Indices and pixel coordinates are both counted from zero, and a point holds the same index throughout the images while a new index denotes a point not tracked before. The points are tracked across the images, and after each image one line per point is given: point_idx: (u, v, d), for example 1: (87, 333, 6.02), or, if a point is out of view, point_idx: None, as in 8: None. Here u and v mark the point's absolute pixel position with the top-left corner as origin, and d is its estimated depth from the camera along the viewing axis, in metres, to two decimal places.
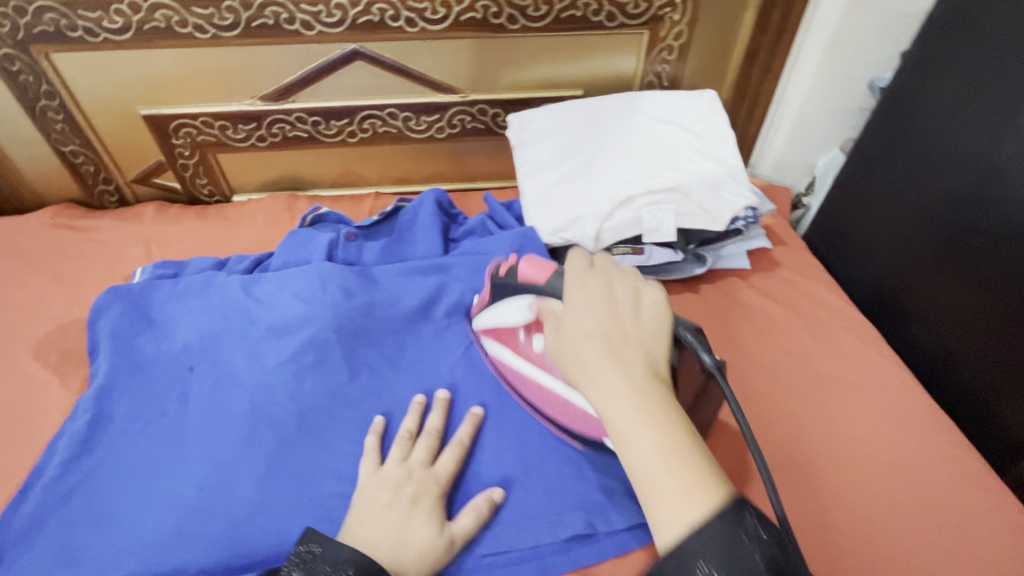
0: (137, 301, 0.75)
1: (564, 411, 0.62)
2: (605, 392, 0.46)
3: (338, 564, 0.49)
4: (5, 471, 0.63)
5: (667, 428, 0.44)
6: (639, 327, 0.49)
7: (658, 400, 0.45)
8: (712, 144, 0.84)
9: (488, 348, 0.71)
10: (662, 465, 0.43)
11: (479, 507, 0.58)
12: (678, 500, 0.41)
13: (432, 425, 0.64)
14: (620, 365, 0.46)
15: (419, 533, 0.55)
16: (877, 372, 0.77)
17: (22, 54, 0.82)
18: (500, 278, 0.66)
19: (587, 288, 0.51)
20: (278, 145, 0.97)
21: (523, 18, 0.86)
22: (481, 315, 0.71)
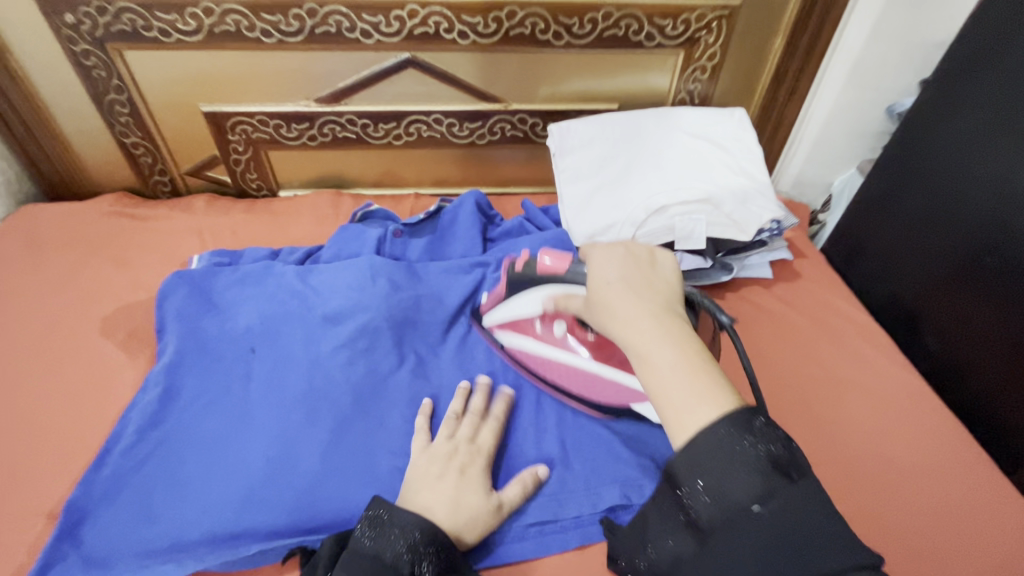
0: (200, 286, 0.80)
1: (591, 386, 0.70)
2: (625, 321, 0.49)
3: (405, 528, 0.53)
4: (80, 436, 0.68)
5: (683, 348, 0.47)
6: (654, 275, 0.54)
7: (674, 326, 0.49)
8: (742, 160, 0.89)
9: (503, 341, 0.76)
10: (678, 376, 0.45)
11: (524, 480, 0.63)
12: (690, 406, 0.44)
13: (477, 406, 0.68)
14: (639, 299, 0.50)
15: (472, 501, 0.59)
16: (893, 379, 0.82)
17: (98, 50, 0.88)
18: (518, 272, 0.72)
19: (603, 248, 0.57)
20: (327, 145, 1.02)
21: (568, 35, 0.92)
22: (494, 310, 0.76)
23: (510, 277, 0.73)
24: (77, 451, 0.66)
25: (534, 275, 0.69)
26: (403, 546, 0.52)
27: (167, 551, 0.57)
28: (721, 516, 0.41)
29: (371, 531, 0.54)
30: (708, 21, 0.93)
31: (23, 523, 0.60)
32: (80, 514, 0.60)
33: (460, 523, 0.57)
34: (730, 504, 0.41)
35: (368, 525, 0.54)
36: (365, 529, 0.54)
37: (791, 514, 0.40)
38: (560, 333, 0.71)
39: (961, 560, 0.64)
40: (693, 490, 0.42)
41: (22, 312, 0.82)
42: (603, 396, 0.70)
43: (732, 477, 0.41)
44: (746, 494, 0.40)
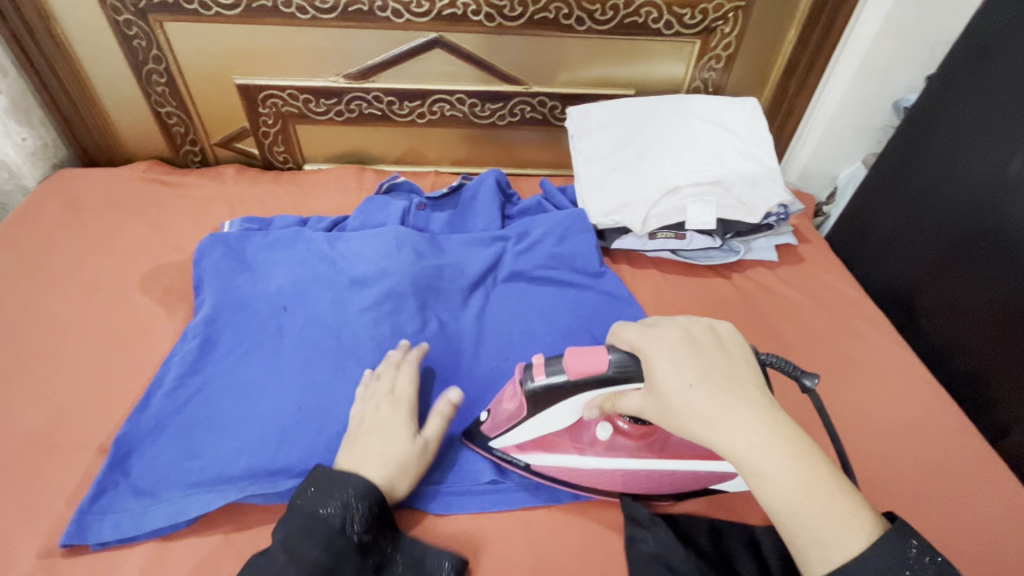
0: (234, 248, 0.84)
1: (658, 482, 0.63)
2: (736, 441, 0.47)
3: (338, 487, 0.56)
4: (124, 379, 0.72)
5: (800, 463, 0.47)
6: (734, 366, 0.51)
7: (784, 437, 0.48)
8: (752, 146, 0.93)
9: (528, 462, 0.65)
10: (803, 500, 0.46)
11: (440, 411, 0.66)
12: (829, 533, 0.45)
13: (391, 358, 0.70)
14: (743, 412, 0.48)
15: (401, 447, 0.61)
16: (888, 358, 0.86)
17: (140, 21, 0.92)
18: (542, 386, 0.57)
19: (664, 339, 0.53)
20: (353, 120, 1.06)
21: (590, 21, 0.95)
22: (505, 433, 0.63)
23: (531, 392, 0.57)
24: (122, 393, 0.70)
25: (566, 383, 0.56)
26: (337, 504, 0.55)
27: (209, 483, 0.61)
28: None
29: (309, 495, 0.56)
30: (725, 11, 0.97)
31: (74, 454, 0.64)
32: (126, 448, 0.63)
33: (392, 475, 0.59)
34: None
35: (308, 484, 0.57)
36: (304, 491, 0.57)
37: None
38: (607, 437, 0.63)
39: (946, 519, 0.69)
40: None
41: (65, 267, 0.86)
42: (674, 487, 0.64)
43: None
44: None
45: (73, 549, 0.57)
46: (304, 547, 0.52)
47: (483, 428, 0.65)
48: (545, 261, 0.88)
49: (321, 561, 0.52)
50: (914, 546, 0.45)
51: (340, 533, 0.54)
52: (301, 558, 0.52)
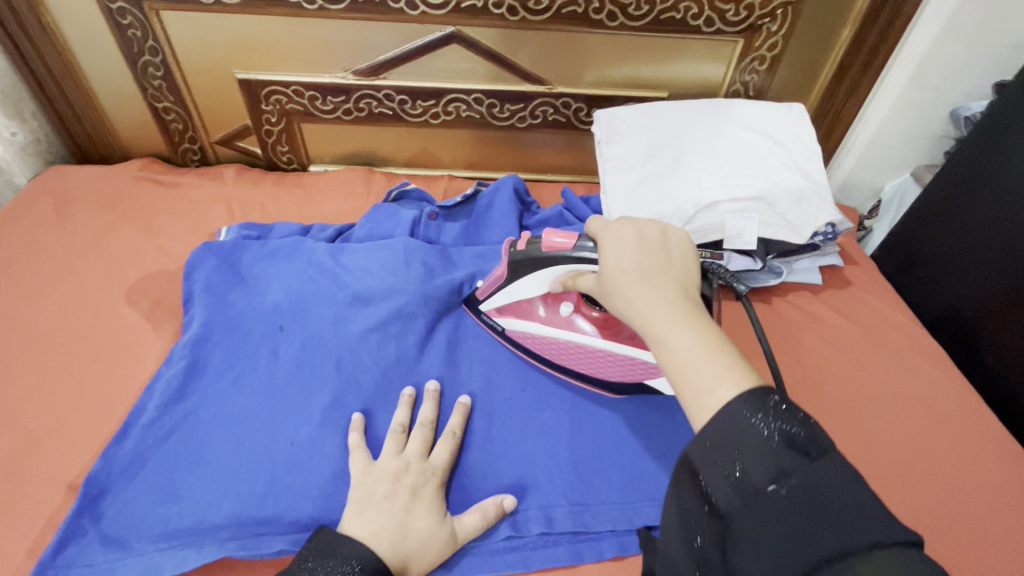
0: (229, 259, 0.77)
1: (600, 365, 0.67)
2: (642, 307, 0.46)
3: (343, 560, 0.48)
4: (102, 406, 0.65)
5: (703, 330, 0.44)
6: (673, 257, 0.49)
7: (691, 310, 0.45)
8: (799, 157, 0.84)
9: (504, 326, 0.71)
10: (693, 358, 0.42)
11: (486, 511, 0.57)
12: (711, 388, 0.40)
13: (425, 417, 0.63)
14: (658, 287, 0.46)
15: (422, 524, 0.54)
16: (948, 398, 0.77)
17: (135, 9, 0.85)
18: (519, 252, 0.64)
19: (618, 229, 0.51)
20: (362, 120, 0.99)
21: (623, 16, 0.87)
22: (493, 297, 0.71)
23: (511, 259, 0.65)
24: (101, 420, 0.64)
25: (539, 254, 0.62)
26: None
27: (189, 531, 0.54)
28: (739, 503, 0.37)
29: (320, 569, 0.48)
30: (772, 8, 0.88)
31: (43, 493, 0.57)
32: (100, 488, 0.57)
33: (406, 552, 0.52)
34: (743, 483, 0.37)
35: (309, 558, 0.49)
36: (310, 556, 0.49)
37: (813, 490, 0.36)
38: (567, 313, 0.68)
39: None
40: (712, 481, 0.38)
41: (49, 274, 0.80)
42: (615, 376, 0.67)
43: (751, 456, 0.37)
44: (763, 473, 0.36)
45: None
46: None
47: (478, 294, 0.73)
48: None
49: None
50: (772, 401, 0.38)
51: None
52: None
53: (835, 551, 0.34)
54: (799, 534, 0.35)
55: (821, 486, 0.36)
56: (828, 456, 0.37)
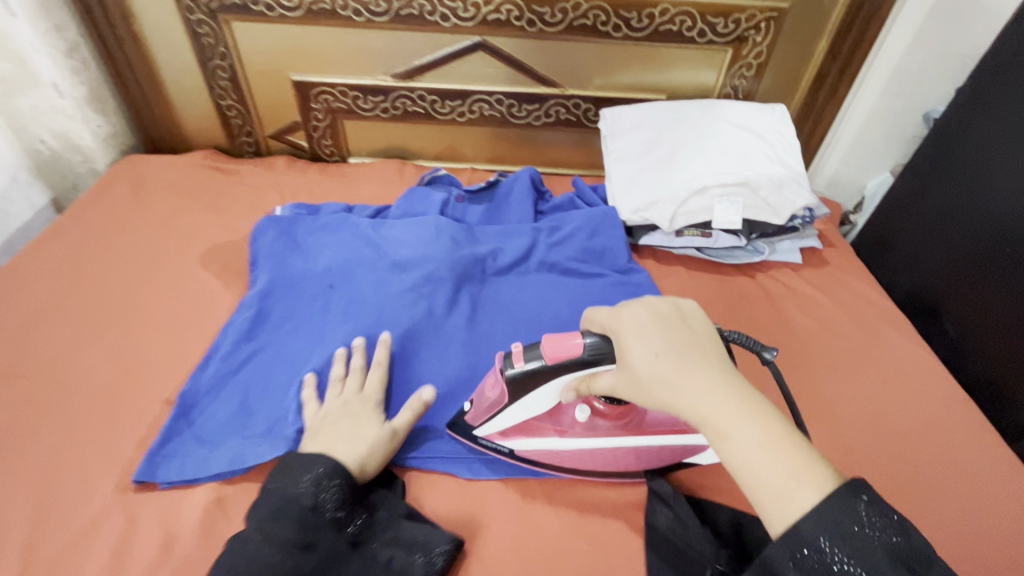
0: (287, 229, 0.91)
1: (626, 460, 0.65)
2: (696, 401, 0.48)
3: (309, 467, 0.58)
4: (185, 342, 0.78)
5: (759, 418, 0.47)
6: (698, 339, 0.52)
7: (744, 401, 0.48)
8: (780, 150, 0.96)
9: (512, 447, 0.66)
10: (762, 455, 0.45)
11: (413, 406, 0.68)
12: (787, 490, 0.43)
13: (357, 365, 0.72)
14: (701, 376, 0.49)
15: (369, 430, 0.64)
16: (907, 358, 0.88)
17: (211, 20, 1.00)
18: (523, 376, 0.59)
19: (631, 313, 0.55)
20: (397, 117, 1.13)
21: (626, 28, 1.00)
22: (489, 420, 0.65)
23: (512, 382, 0.60)
24: (186, 353, 0.77)
25: (544, 368, 0.58)
26: (308, 484, 0.56)
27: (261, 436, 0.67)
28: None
29: (286, 479, 0.57)
30: (757, 21, 1.00)
31: (144, 405, 0.70)
32: (190, 403, 0.70)
33: (364, 455, 0.62)
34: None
35: (275, 472, 0.58)
36: (276, 469, 0.58)
37: None
38: (585, 419, 0.65)
39: (957, 509, 0.71)
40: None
41: (134, 240, 0.95)
42: (652, 462, 0.66)
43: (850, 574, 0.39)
44: None
45: (144, 486, 0.63)
46: (280, 529, 0.53)
47: (468, 418, 0.66)
48: (576, 254, 0.92)
49: (295, 539, 0.53)
50: (862, 506, 0.41)
51: (312, 512, 0.55)
52: (275, 537, 0.53)
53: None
54: None
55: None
56: (934, 566, 0.39)
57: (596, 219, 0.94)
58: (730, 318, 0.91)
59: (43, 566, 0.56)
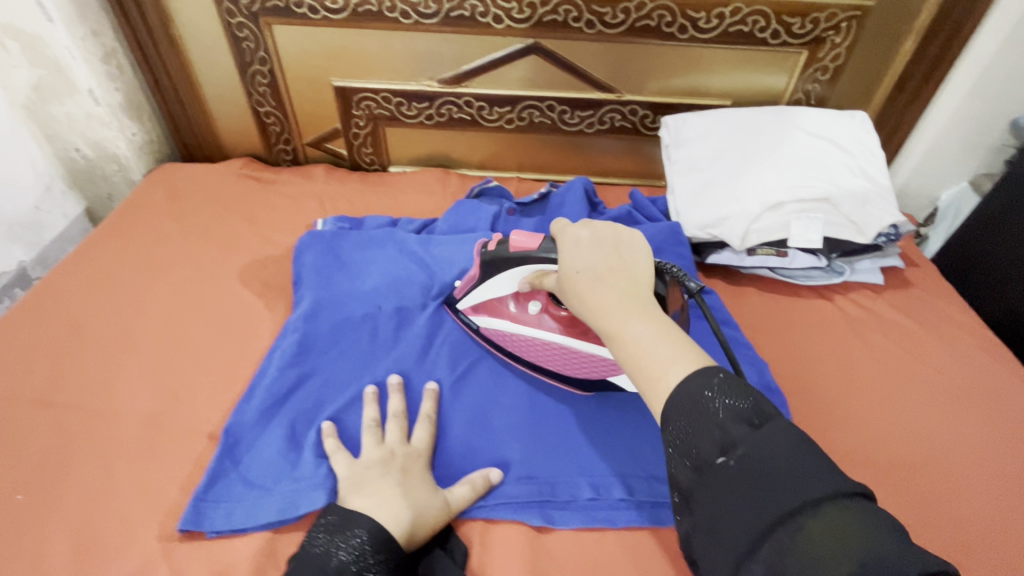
0: (331, 245, 0.86)
1: (565, 361, 0.70)
2: (595, 304, 0.50)
3: (356, 532, 0.51)
4: (230, 368, 0.74)
5: (651, 319, 0.48)
6: (626, 258, 0.54)
7: (642, 304, 0.50)
8: (863, 162, 0.88)
9: (478, 325, 0.75)
10: (646, 348, 0.47)
11: (474, 481, 0.61)
12: (658, 373, 0.45)
13: (396, 409, 0.66)
14: (611, 286, 0.51)
15: (419, 494, 0.57)
16: (1015, 391, 0.79)
17: (253, 23, 0.95)
18: (489, 252, 0.69)
19: (574, 236, 0.57)
20: (442, 124, 1.07)
21: (693, 29, 0.93)
22: (468, 295, 0.75)
23: (482, 258, 0.70)
24: (230, 382, 0.72)
25: (505, 254, 0.66)
26: (349, 554, 0.50)
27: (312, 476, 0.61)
28: (696, 475, 0.41)
29: (331, 543, 0.51)
30: (837, 21, 0.92)
31: (188, 438, 0.66)
32: (235, 438, 0.64)
33: (412, 521, 0.54)
34: (698, 459, 0.42)
35: (321, 529, 0.53)
36: (320, 530, 0.53)
37: (758, 458, 0.39)
38: (536, 312, 0.71)
39: None
40: (676, 463, 0.43)
41: (171, 255, 0.90)
42: (580, 372, 0.70)
43: (701, 433, 0.42)
44: (711, 446, 0.41)
45: (190, 534, 0.58)
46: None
47: (456, 293, 0.77)
48: None
49: None
50: (717, 378, 0.43)
51: None
52: None
53: (783, 510, 0.37)
54: (750, 498, 0.38)
55: (765, 446, 0.39)
56: (776, 422, 0.41)
57: (662, 237, 0.87)
58: (811, 345, 0.83)
59: None
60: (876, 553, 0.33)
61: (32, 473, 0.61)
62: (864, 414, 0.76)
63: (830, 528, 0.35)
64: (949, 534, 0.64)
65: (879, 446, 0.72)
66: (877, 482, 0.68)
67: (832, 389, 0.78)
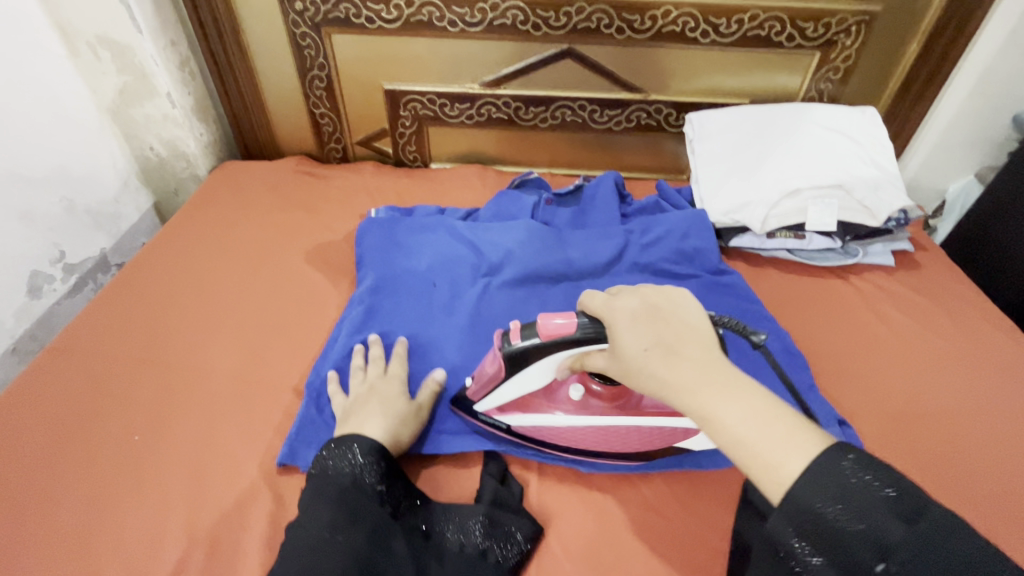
0: (389, 229, 0.95)
1: (619, 441, 0.68)
2: (678, 383, 0.47)
3: (347, 443, 0.62)
4: (306, 337, 0.84)
5: (746, 396, 0.45)
6: (690, 321, 0.51)
7: (731, 378, 0.47)
8: (873, 153, 0.96)
9: (509, 422, 0.70)
10: (747, 429, 0.44)
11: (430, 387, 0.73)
12: (775, 461, 0.42)
13: (377, 355, 0.76)
14: (689, 362, 0.48)
15: (397, 406, 0.68)
16: (1016, 359, 0.86)
17: (314, 33, 1.06)
18: (516, 350, 0.61)
19: (622, 306, 0.53)
20: (481, 123, 1.17)
21: (714, 34, 1.01)
22: (488, 395, 0.68)
23: (507, 356, 0.62)
24: (305, 348, 0.82)
25: (537, 345, 0.60)
26: (350, 463, 0.60)
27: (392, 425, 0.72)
28: (841, 574, 0.38)
29: (335, 458, 0.60)
30: (848, 25, 1.00)
31: (277, 394, 0.76)
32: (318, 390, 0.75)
33: (395, 430, 0.66)
34: (850, 564, 0.38)
35: (320, 453, 0.62)
36: (321, 454, 0.62)
37: (925, 563, 0.35)
38: (579, 397, 0.68)
39: None
40: (817, 564, 0.39)
41: (243, 239, 1.00)
42: (636, 445, 0.68)
43: (846, 532, 0.38)
44: (865, 550, 0.37)
45: (286, 469, 0.69)
46: (323, 509, 0.56)
47: (470, 394, 0.70)
48: (670, 255, 0.93)
49: (334, 513, 0.56)
50: (849, 462, 0.40)
51: (353, 488, 0.58)
52: (318, 516, 0.56)
53: None
54: None
55: (933, 554, 0.35)
56: (933, 512, 0.37)
57: (688, 224, 0.95)
58: (826, 319, 0.91)
59: (206, 535, 0.63)
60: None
61: (147, 419, 0.73)
62: (875, 378, 0.83)
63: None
64: (946, 480, 0.71)
65: (887, 406, 0.80)
66: (886, 435, 0.76)
67: (846, 358, 0.86)
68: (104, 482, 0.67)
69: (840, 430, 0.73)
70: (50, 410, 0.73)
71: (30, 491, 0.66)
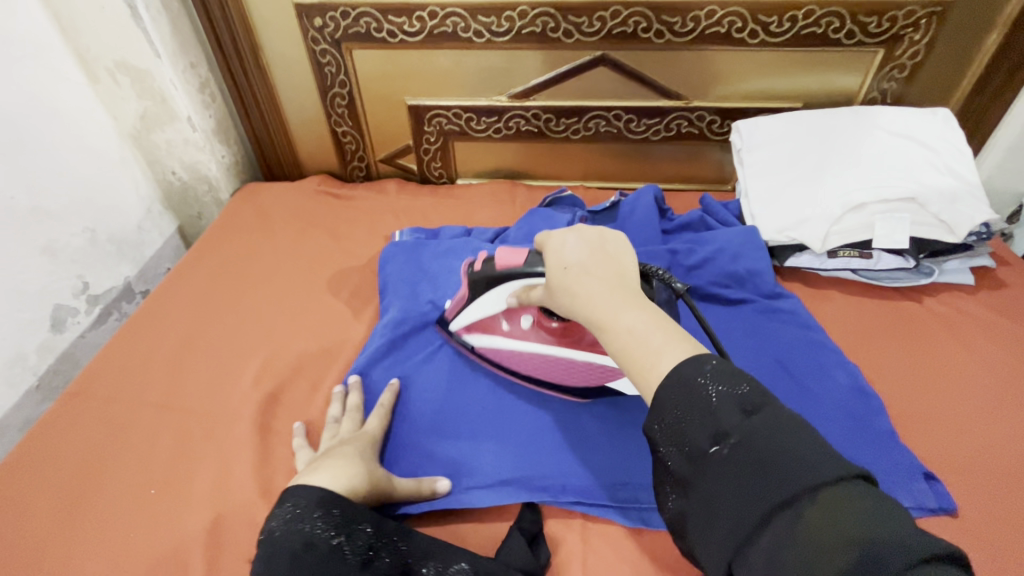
0: (415, 255, 0.90)
1: (562, 372, 0.72)
2: (584, 299, 0.51)
3: (307, 498, 0.54)
4: (330, 375, 0.79)
5: (640, 312, 0.48)
6: (615, 257, 0.54)
7: (632, 298, 0.50)
8: (950, 160, 0.86)
9: (473, 343, 0.77)
10: (634, 337, 0.47)
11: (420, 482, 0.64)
12: (651, 363, 0.45)
13: (353, 404, 0.72)
14: (601, 280, 0.52)
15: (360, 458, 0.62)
16: None
17: (335, 49, 1.01)
18: (475, 272, 0.69)
19: (560, 235, 0.57)
20: (509, 137, 1.11)
21: (764, 33, 0.93)
22: (460, 315, 0.75)
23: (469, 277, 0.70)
24: (329, 388, 0.77)
25: (491, 274, 0.66)
26: (313, 524, 0.52)
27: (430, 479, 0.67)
28: (687, 462, 0.41)
29: (288, 519, 0.53)
30: (916, 18, 0.90)
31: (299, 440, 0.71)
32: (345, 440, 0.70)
33: (347, 479, 0.58)
34: (689, 448, 0.41)
35: (275, 514, 0.54)
36: (275, 514, 0.54)
37: (752, 446, 0.38)
38: (528, 326, 0.72)
39: None
40: (669, 454, 0.43)
41: (265, 266, 0.96)
42: (580, 381, 0.72)
43: (693, 422, 0.41)
44: (704, 435, 0.40)
45: None
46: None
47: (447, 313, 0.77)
48: (719, 278, 0.86)
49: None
50: (709, 368, 0.42)
51: (320, 549, 0.51)
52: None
53: (782, 500, 0.36)
54: (751, 491, 0.37)
55: (760, 438, 0.38)
56: (772, 408, 0.40)
57: (731, 246, 0.87)
58: (900, 346, 0.81)
59: None
60: (874, 541, 0.32)
61: (165, 470, 0.69)
62: (964, 416, 0.73)
63: (828, 516, 0.34)
64: None
65: (981, 448, 0.70)
66: (984, 484, 0.66)
67: (927, 392, 0.76)
68: (117, 541, 0.63)
69: (928, 488, 0.64)
70: (66, 456, 0.70)
71: (43, 550, 0.62)
